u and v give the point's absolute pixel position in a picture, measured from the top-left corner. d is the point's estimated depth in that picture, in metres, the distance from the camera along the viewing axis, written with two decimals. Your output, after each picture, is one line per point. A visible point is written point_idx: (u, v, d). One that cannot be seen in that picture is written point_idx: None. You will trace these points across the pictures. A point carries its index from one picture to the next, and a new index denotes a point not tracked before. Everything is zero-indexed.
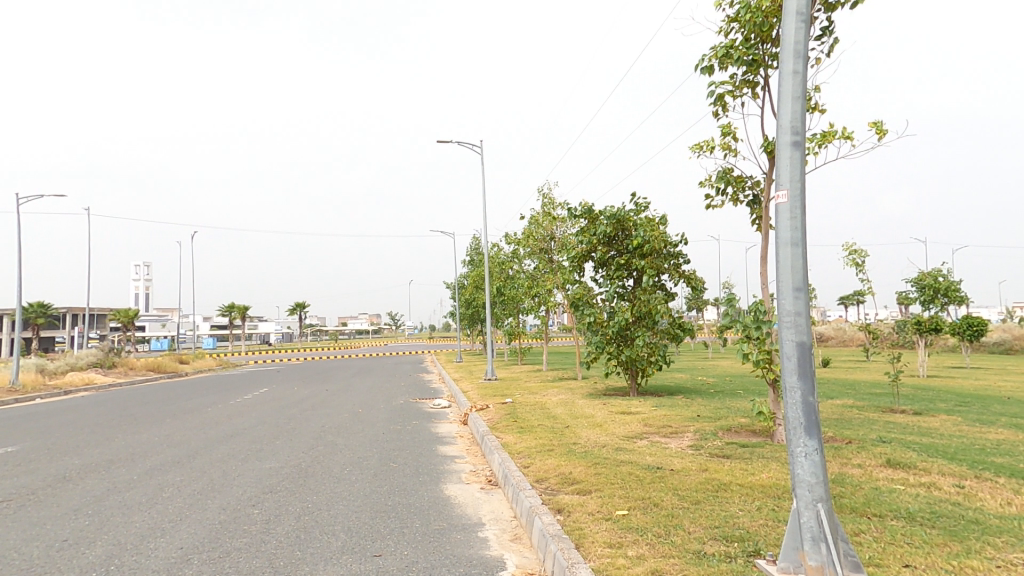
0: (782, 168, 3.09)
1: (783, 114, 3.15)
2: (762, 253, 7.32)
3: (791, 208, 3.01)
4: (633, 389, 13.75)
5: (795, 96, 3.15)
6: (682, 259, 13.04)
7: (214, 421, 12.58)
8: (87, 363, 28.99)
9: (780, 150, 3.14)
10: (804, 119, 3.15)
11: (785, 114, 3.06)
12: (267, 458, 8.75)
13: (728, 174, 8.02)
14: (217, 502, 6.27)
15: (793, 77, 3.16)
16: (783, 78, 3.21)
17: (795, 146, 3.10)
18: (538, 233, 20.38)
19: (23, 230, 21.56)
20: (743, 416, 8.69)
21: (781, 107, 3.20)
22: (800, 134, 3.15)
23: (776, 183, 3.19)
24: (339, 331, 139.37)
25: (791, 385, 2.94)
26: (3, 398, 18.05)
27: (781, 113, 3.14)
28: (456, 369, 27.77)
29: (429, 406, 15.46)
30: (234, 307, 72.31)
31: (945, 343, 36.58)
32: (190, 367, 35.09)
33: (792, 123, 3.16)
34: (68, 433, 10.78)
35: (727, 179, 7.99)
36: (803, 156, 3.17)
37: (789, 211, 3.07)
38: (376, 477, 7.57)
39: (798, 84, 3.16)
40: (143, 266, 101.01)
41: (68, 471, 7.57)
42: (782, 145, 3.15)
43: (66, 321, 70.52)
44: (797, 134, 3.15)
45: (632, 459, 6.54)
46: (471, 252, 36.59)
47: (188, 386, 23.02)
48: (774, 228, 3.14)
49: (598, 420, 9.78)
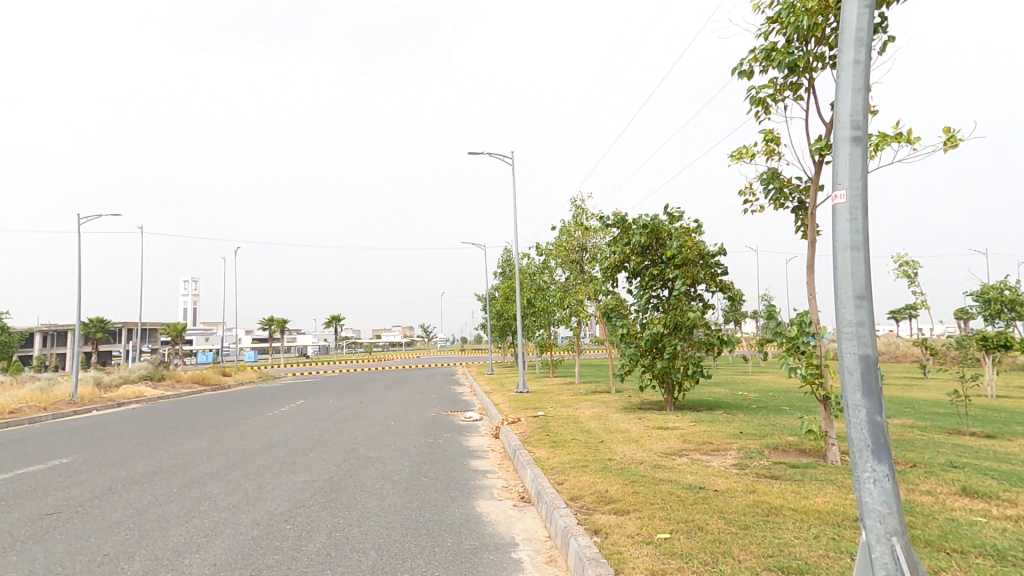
0: (840, 166, 2.87)
1: (841, 106, 2.94)
2: (808, 261, 6.87)
3: (852, 208, 2.78)
4: (669, 403, 13.28)
5: (854, 87, 2.94)
6: (719, 268, 12.59)
7: (251, 433, 12.84)
8: (137, 376, 30.34)
9: (838, 146, 2.92)
10: (865, 112, 2.92)
11: (843, 106, 2.85)
12: (300, 471, 8.82)
13: (772, 180, 7.64)
14: (251, 517, 6.31)
15: (853, 67, 2.95)
16: (841, 69, 3.00)
17: (856, 141, 2.87)
18: (570, 244, 20.17)
19: (81, 250, 22.89)
20: (790, 434, 8.20)
21: (840, 99, 2.97)
22: (861, 128, 2.93)
23: (833, 181, 2.96)
24: (374, 343, 142.06)
25: (854, 403, 2.68)
26: (61, 409, 19.02)
27: (839, 105, 2.93)
28: (487, 382, 27.63)
29: (460, 419, 15.35)
30: (273, 321, 74.51)
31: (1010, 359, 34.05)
32: (232, 379, 36.30)
33: (851, 116, 2.94)
34: (115, 445, 11.17)
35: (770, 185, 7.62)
36: (865, 152, 2.93)
37: (848, 211, 2.83)
38: (407, 492, 7.49)
39: (860, 74, 2.94)
40: (190, 282, 106.04)
41: (114, 483, 7.82)
42: (841, 140, 2.93)
43: (121, 335, 74.41)
44: (857, 128, 2.92)
45: (672, 477, 6.22)
46: (502, 264, 36.65)
47: (229, 398, 23.75)
48: (832, 230, 2.90)
49: (634, 435, 9.44)
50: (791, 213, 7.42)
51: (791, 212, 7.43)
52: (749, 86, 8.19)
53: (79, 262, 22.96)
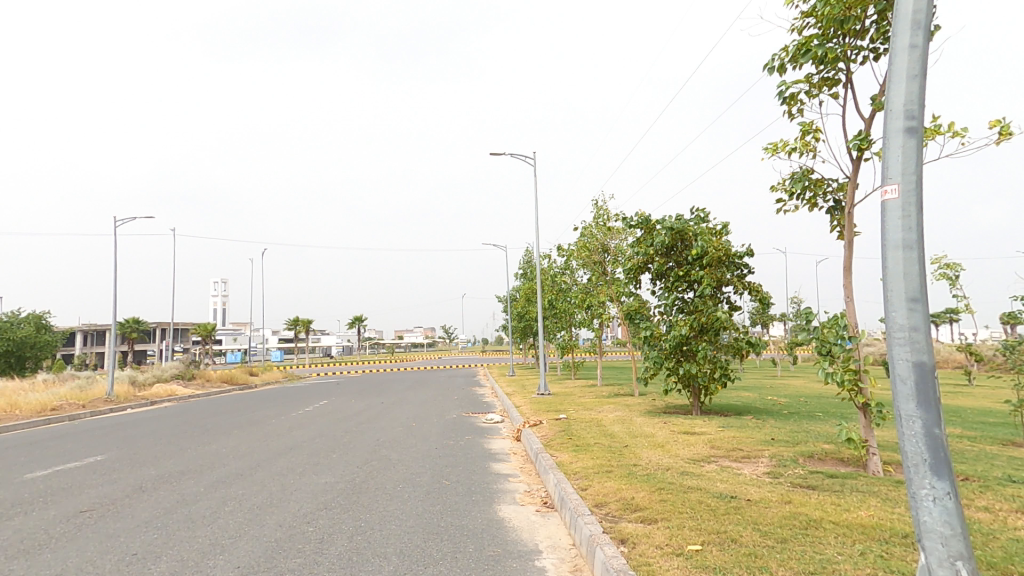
0: (892, 160, 2.70)
1: (896, 95, 2.75)
2: (846, 262, 6.55)
3: (905, 202, 2.60)
4: (696, 407, 12.95)
5: (911, 74, 2.75)
6: (747, 269, 12.22)
7: (276, 433, 13.02)
8: (170, 374, 31.23)
9: (890, 138, 2.74)
10: (923, 101, 2.73)
11: (898, 95, 2.67)
12: (323, 472, 8.86)
13: (805, 177, 7.33)
14: (274, 519, 6.33)
15: (909, 53, 2.75)
16: (894, 55, 2.82)
17: (910, 131, 2.69)
18: (592, 245, 19.91)
19: (117, 253, 23.70)
20: (826, 442, 7.85)
21: (893, 87, 2.79)
22: (916, 118, 2.75)
23: (883, 176, 2.79)
24: (396, 344, 143.50)
25: (908, 414, 2.50)
26: (97, 406, 19.67)
27: (893, 94, 2.75)
28: (508, 383, 27.55)
29: (481, 421, 15.29)
30: (299, 322, 75.89)
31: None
32: (259, 378, 37.05)
33: (907, 106, 2.76)
34: (147, 443, 11.45)
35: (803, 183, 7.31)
36: (921, 143, 2.75)
37: (901, 207, 2.65)
38: (428, 496, 7.43)
39: (916, 60, 2.75)
40: (220, 283, 109.07)
41: (144, 482, 7.98)
42: (893, 131, 2.76)
43: (155, 334, 76.94)
44: (912, 118, 2.75)
45: (701, 485, 6.00)
46: (524, 265, 36.54)
47: (257, 398, 24.24)
48: (882, 229, 2.74)
49: (659, 440, 9.20)
50: (825, 213, 7.11)
51: (825, 212, 7.12)
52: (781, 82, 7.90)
53: (115, 264, 23.75)
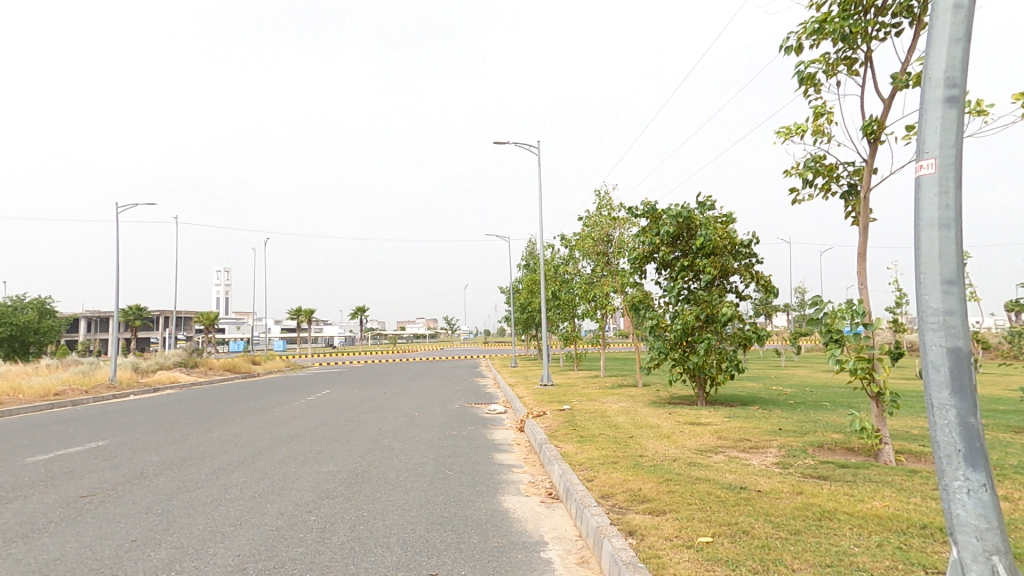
0: (930, 133, 2.62)
1: (935, 62, 2.65)
2: (860, 249, 6.39)
3: (943, 176, 2.52)
4: (701, 398, 12.86)
5: (953, 39, 2.65)
6: (754, 259, 12.05)
7: (278, 422, 13.01)
8: (173, 363, 31.29)
9: (929, 107, 2.66)
10: (965, 69, 2.64)
11: (940, 62, 2.57)
12: (325, 461, 8.83)
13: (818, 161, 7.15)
14: (277, 507, 6.29)
15: (952, 16, 2.65)
16: (935, 19, 2.71)
17: (950, 101, 2.60)
18: (595, 235, 19.73)
19: (119, 241, 23.62)
20: (834, 432, 7.76)
21: (934, 53, 2.69)
22: (959, 87, 2.65)
23: (918, 150, 2.72)
24: (398, 334, 143.96)
25: (942, 402, 2.43)
26: (100, 394, 19.69)
27: (933, 61, 2.65)
28: (511, 374, 27.49)
29: (484, 411, 15.25)
30: (302, 312, 75.91)
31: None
32: (262, 368, 37.12)
33: (947, 73, 2.67)
34: (149, 430, 11.43)
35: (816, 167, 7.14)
36: (961, 114, 2.65)
37: (938, 181, 2.57)
38: (432, 486, 7.37)
39: (960, 24, 2.64)
40: (222, 273, 109.12)
41: (146, 468, 7.96)
42: (932, 100, 2.66)
43: (158, 323, 77.23)
44: (953, 86, 2.65)
45: (709, 476, 5.90)
46: (526, 256, 36.41)
47: (259, 387, 24.25)
48: (917, 205, 2.66)
49: (665, 430, 9.11)
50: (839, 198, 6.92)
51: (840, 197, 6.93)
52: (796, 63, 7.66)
53: (117, 252, 23.74)
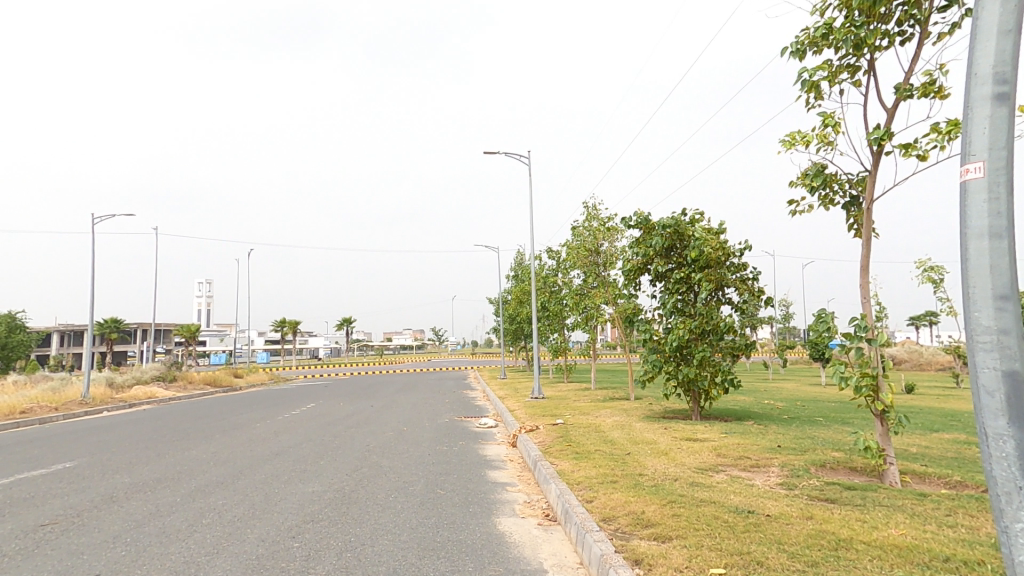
0: (979, 134, 2.58)
1: (983, 59, 2.59)
2: (862, 262, 6.29)
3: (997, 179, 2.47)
4: (695, 412, 12.68)
5: (1002, 32, 2.59)
6: (748, 271, 11.96)
7: (260, 438, 12.53)
8: (151, 377, 30.35)
9: (977, 107, 2.60)
10: (1016, 63, 2.58)
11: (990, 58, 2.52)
12: (310, 480, 8.44)
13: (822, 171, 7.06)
14: (256, 533, 5.89)
15: (1002, 8, 2.60)
16: (980, 13, 2.66)
17: (1001, 100, 2.56)
18: (586, 246, 19.59)
19: (95, 252, 22.85)
20: (834, 450, 7.57)
21: (982, 48, 2.62)
22: (1009, 84, 2.59)
23: (965, 154, 2.68)
24: (385, 345, 142.55)
25: (998, 432, 2.38)
26: (72, 411, 18.91)
27: (981, 57, 2.59)
28: (500, 386, 27.00)
29: (474, 425, 14.90)
30: (285, 323, 74.48)
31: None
32: (244, 381, 36.25)
33: (996, 69, 2.62)
34: (121, 450, 10.86)
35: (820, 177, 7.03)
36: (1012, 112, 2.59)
37: (989, 184, 2.53)
38: (423, 507, 7.03)
39: (1009, 16, 2.58)
40: (204, 284, 107.21)
41: (116, 491, 7.47)
42: (981, 98, 2.60)
43: (135, 336, 75.32)
44: (1003, 83, 2.59)
45: (714, 498, 5.64)
46: (515, 267, 36.29)
47: (241, 401, 23.54)
48: (964, 213, 2.61)
49: (662, 447, 8.86)
50: (841, 209, 6.82)
51: (842, 208, 6.83)
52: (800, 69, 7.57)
53: (93, 261, 23.02)
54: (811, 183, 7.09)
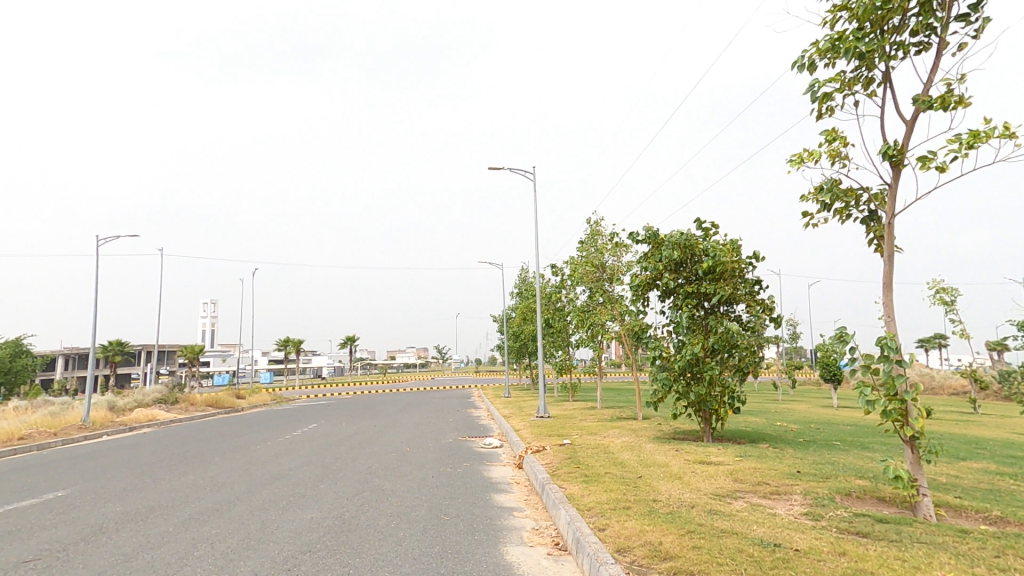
0: None
1: None
2: (885, 279, 6.01)
3: None
4: (706, 434, 12.27)
5: None
6: (760, 286, 11.69)
7: (260, 461, 12.21)
8: (152, 399, 30.07)
9: None
10: None
11: None
12: (309, 506, 8.12)
13: (836, 186, 6.82)
14: (250, 566, 5.57)
15: None
16: None
17: None
18: (592, 262, 19.38)
19: (99, 272, 22.83)
20: (858, 477, 7.20)
21: None
22: None
23: None
24: (388, 364, 141.88)
25: None
26: (71, 434, 18.65)
27: None
28: (504, 406, 26.58)
29: (479, 445, 14.51)
30: (289, 343, 74.29)
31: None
32: (246, 401, 35.92)
33: None
34: (116, 476, 10.55)
35: (834, 192, 6.79)
36: None
37: None
38: (426, 535, 6.69)
39: None
40: (209, 304, 107.44)
41: (106, 522, 7.17)
42: None
43: (139, 356, 75.20)
44: None
45: (736, 528, 5.31)
46: (519, 284, 36.12)
47: (242, 422, 23.21)
48: None
49: (675, 470, 8.51)
50: (859, 224, 6.55)
51: (860, 223, 6.56)
52: (810, 82, 7.43)
53: (97, 282, 22.95)
54: (825, 198, 6.84)
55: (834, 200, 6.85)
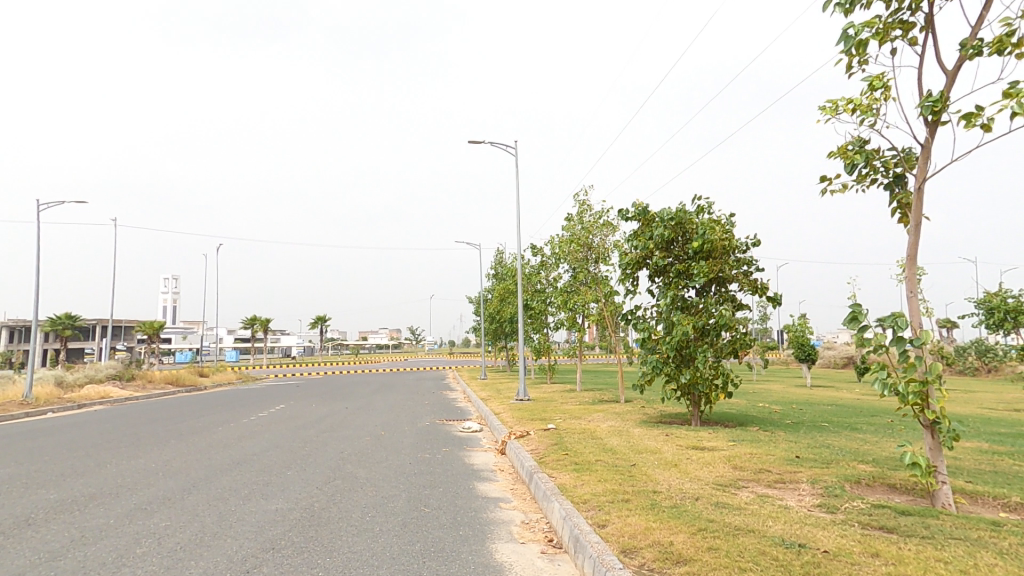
0: None
1: None
2: (910, 252, 5.59)
3: None
4: (695, 417, 11.97)
5: None
6: (753, 266, 11.30)
7: (221, 444, 11.36)
8: (105, 376, 28.35)
9: None
10: None
11: None
12: (275, 495, 7.42)
13: (863, 146, 6.46)
14: (199, 567, 4.84)
15: None
16: None
17: None
18: (575, 242, 18.80)
19: (42, 241, 21.19)
20: (864, 462, 6.89)
21: None
22: None
23: None
24: (360, 344, 139.79)
25: None
26: (11, 412, 17.21)
27: None
28: (482, 388, 26.09)
29: (457, 429, 13.93)
30: (257, 322, 71.96)
31: (980, 363, 32.38)
32: (210, 380, 34.39)
33: None
34: (55, 459, 9.55)
35: (862, 153, 6.41)
36: None
37: None
38: (406, 529, 6.08)
39: None
40: (170, 280, 102.86)
41: (34, 513, 6.32)
42: None
43: (95, 332, 71.60)
44: None
45: (750, 525, 4.84)
46: (495, 266, 35.53)
47: (204, 403, 22.00)
48: None
49: (669, 457, 8.10)
50: (886, 190, 6.19)
51: (887, 188, 6.19)
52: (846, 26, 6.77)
53: (38, 253, 21.21)
54: (851, 159, 6.46)
55: (860, 161, 6.46)
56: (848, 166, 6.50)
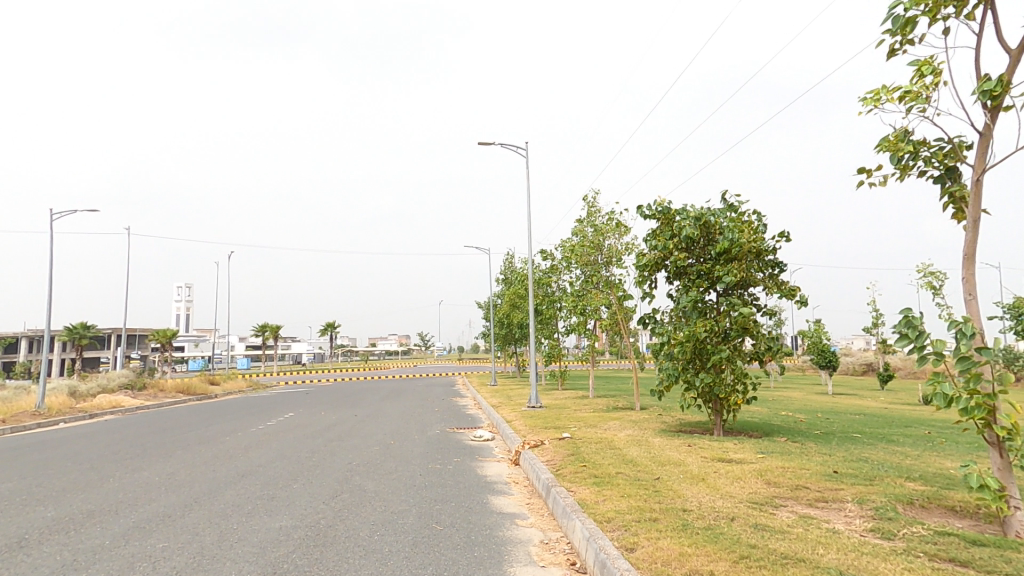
0: None
1: None
2: (968, 249, 5.10)
3: None
4: (717, 427, 11.43)
5: None
6: (780, 267, 10.79)
7: (227, 455, 11.06)
8: (117, 384, 28.33)
9: None
10: None
11: None
12: (279, 511, 7.04)
13: (910, 136, 6.01)
14: None
15: None
16: None
17: None
18: (586, 245, 18.37)
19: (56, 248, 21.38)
20: (913, 480, 6.34)
21: None
22: None
23: None
24: (370, 351, 139.96)
25: None
26: (22, 421, 17.11)
27: None
28: (491, 394, 25.65)
29: (469, 438, 13.50)
30: (267, 328, 72.28)
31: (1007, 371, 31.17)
32: (221, 388, 34.30)
33: None
34: (58, 472, 9.29)
35: (910, 143, 5.96)
36: None
37: None
38: (416, 550, 5.66)
39: None
40: (183, 288, 103.97)
41: (28, 533, 6.00)
42: None
43: (109, 340, 72.34)
44: None
45: (799, 552, 4.36)
46: (505, 271, 35.13)
47: (213, 410, 21.81)
48: None
49: (695, 470, 7.61)
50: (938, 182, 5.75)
51: (939, 181, 5.75)
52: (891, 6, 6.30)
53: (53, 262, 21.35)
54: (899, 150, 6.01)
55: (909, 152, 6.00)
56: (895, 157, 6.07)
